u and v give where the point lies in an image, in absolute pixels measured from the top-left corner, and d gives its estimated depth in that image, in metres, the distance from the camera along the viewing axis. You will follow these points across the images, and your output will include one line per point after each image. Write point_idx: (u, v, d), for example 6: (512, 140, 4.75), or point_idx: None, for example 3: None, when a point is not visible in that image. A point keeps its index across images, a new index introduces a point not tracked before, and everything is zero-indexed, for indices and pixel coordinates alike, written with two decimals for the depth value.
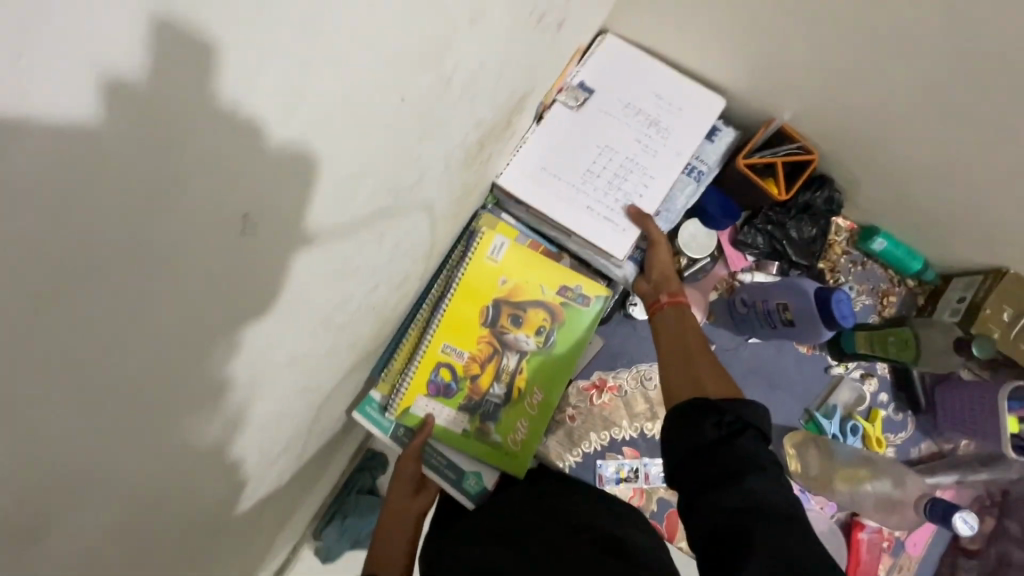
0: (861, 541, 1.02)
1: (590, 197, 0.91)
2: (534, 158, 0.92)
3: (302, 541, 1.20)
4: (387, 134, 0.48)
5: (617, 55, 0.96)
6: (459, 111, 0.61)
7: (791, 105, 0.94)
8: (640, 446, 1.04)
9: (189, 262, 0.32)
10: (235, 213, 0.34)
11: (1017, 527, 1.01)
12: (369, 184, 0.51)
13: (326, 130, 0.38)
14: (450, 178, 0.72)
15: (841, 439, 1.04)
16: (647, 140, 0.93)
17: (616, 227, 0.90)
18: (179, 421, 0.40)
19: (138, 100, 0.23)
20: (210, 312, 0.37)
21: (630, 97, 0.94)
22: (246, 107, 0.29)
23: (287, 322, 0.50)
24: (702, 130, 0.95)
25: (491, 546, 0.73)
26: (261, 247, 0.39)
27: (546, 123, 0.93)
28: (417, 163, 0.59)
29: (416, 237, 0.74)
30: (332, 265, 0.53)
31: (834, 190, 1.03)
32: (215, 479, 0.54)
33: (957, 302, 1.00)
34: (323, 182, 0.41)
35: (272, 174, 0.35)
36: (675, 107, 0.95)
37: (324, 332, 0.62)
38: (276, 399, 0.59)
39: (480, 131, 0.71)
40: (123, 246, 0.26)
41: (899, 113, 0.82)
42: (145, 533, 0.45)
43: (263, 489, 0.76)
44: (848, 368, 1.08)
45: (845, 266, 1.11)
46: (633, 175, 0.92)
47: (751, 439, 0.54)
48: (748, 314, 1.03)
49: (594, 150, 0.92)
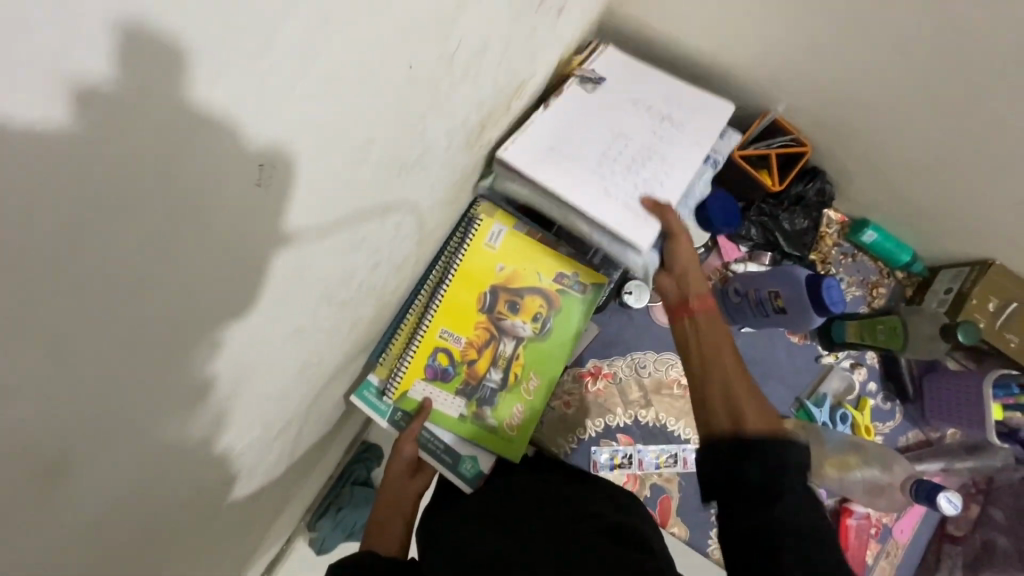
0: (849, 526, 1.04)
1: (611, 179, 0.87)
2: (546, 140, 0.88)
3: (296, 533, 1.21)
4: (390, 112, 0.49)
5: (620, 63, 0.96)
6: (459, 94, 0.62)
7: (783, 98, 0.96)
8: (634, 433, 1.05)
9: (202, 224, 0.33)
10: (249, 176, 0.35)
11: (1000, 514, 1.03)
12: (372, 161, 0.52)
13: (332, 104, 0.39)
14: (450, 162, 0.74)
15: (831, 427, 1.06)
16: (661, 134, 0.92)
17: (641, 213, 0.85)
18: (190, 388, 0.42)
19: (111, 104, 0.23)
20: (219, 280, 0.38)
21: (639, 97, 0.94)
22: (222, 105, 0.29)
23: (288, 296, 0.50)
24: (715, 129, 0.94)
25: (495, 537, 0.72)
26: (269, 215, 0.40)
27: (555, 110, 0.90)
28: (418, 144, 0.60)
29: (417, 219, 0.75)
30: (334, 242, 0.54)
31: (826, 182, 1.05)
32: (219, 453, 0.55)
33: (944, 292, 1.02)
34: (327, 155, 0.43)
35: (282, 144, 0.36)
36: (684, 107, 0.95)
37: (324, 313, 0.63)
38: (278, 378, 0.60)
39: (480, 115, 0.72)
40: (114, 240, 0.27)
41: (885, 108, 0.85)
42: (153, 502, 0.46)
43: (262, 470, 0.77)
44: (838, 357, 1.10)
45: (836, 258, 1.13)
46: (651, 163, 0.89)
47: (796, 473, 0.51)
48: (741, 303, 1.04)
49: (607, 137, 0.90)
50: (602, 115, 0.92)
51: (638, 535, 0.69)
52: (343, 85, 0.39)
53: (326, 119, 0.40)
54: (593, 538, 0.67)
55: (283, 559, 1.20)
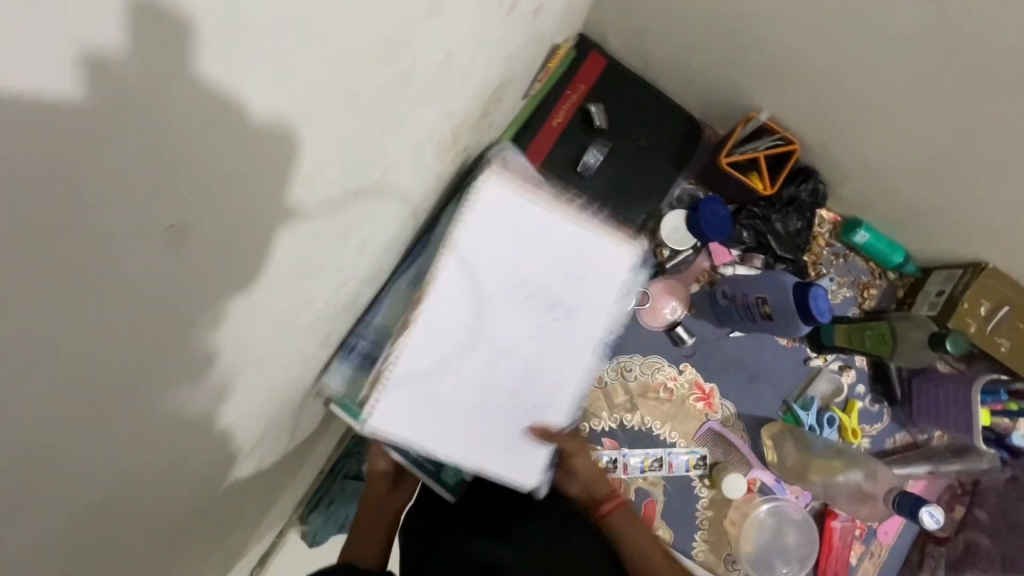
0: (833, 529, 1.04)
1: (498, 425, 0.69)
2: (408, 390, 0.65)
3: (289, 525, 1.21)
4: (366, 135, 0.46)
5: (506, 203, 0.66)
6: (439, 107, 0.58)
7: (779, 94, 0.92)
8: (618, 437, 1.04)
9: (125, 290, 0.28)
10: (163, 226, 0.28)
11: (984, 514, 1.02)
12: (345, 185, 0.49)
13: (276, 139, 0.34)
14: (432, 170, 0.71)
15: (817, 431, 1.05)
16: (553, 333, 0.69)
17: (525, 454, 0.70)
18: (148, 436, 0.39)
19: (120, 82, 0.22)
20: (177, 331, 0.35)
21: (527, 270, 0.67)
22: (229, 86, 0.27)
23: (263, 324, 0.48)
24: (620, 297, 0.70)
25: (494, 546, 0.74)
26: (224, 263, 0.36)
27: (417, 322, 0.65)
28: (395, 163, 0.57)
29: (400, 227, 0.73)
30: (306, 264, 0.51)
31: (819, 182, 1.02)
32: (189, 480, 0.54)
33: (935, 295, 0.99)
34: (281, 186, 0.38)
35: (197, 193, 0.30)
36: (584, 264, 0.68)
37: (303, 330, 0.61)
38: (251, 401, 0.58)
39: (464, 121, 0.69)
40: (90, 259, 0.25)
41: (885, 109, 0.82)
42: (117, 541, 0.45)
43: (244, 488, 0.75)
44: (826, 360, 1.08)
45: (827, 258, 1.11)
46: (543, 386, 0.70)
47: None
48: (728, 307, 1.02)
49: (486, 356, 0.67)
50: (478, 317, 0.66)
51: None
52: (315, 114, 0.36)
53: (277, 154, 0.35)
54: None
55: (274, 553, 1.19)
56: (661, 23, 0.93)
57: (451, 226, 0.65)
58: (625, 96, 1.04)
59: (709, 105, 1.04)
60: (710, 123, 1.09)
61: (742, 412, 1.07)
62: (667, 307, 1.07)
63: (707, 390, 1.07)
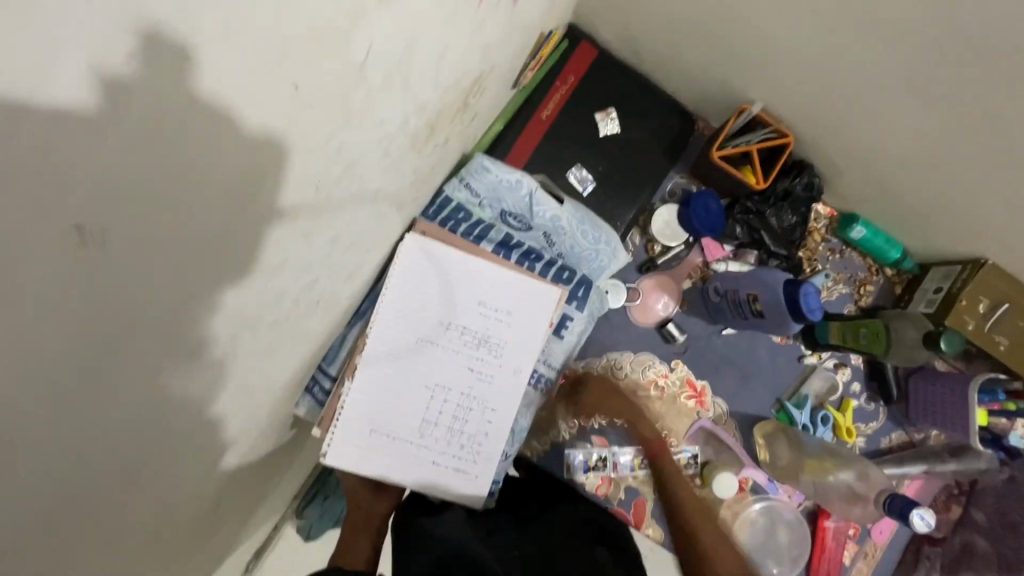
0: (826, 528, 1.03)
1: (434, 450, 0.81)
2: (358, 423, 0.79)
3: (283, 521, 1.15)
4: (329, 129, 0.46)
5: (422, 258, 0.82)
6: (409, 95, 0.56)
7: (771, 87, 0.90)
8: (609, 435, 1.03)
9: (31, 302, 0.26)
10: (60, 228, 0.25)
11: (983, 517, 1.00)
12: (309, 179, 0.47)
13: (199, 134, 0.31)
14: (411, 164, 0.69)
15: (811, 430, 1.03)
16: (481, 366, 0.83)
17: (470, 473, 0.82)
18: (109, 455, 0.38)
19: (118, 91, 0.25)
20: (112, 341, 0.33)
21: (452, 316, 0.83)
22: (215, 92, 0.31)
23: (235, 322, 0.47)
24: (540, 332, 0.85)
25: (473, 534, 0.69)
26: (162, 267, 0.34)
27: (365, 368, 0.80)
28: (364, 155, 0.55)
29: (381, 224, 0.72)
30: (280, 262, 0.50)
31: (814, 174, 0.99)
32: (172, 490, 0.53)
33: (934, 292, 0.97)
34: (217, 183, 0.36)
35: (105, 189, 0.27)
36: (505, 302, 0.85)
37: (281, 329, 0.60)
38: (231, 406, 0.57)
39: (442, 114, 0.67)
40: (78, 251, 0.27)
41: (878, 103, 0.80)
42: (106, 553, 0.45)
43: (232, 493, 0.75)
44: (821, 357, 1.07)
45: (823, 254, 1.08)
46: (473, 414, 0.83)
47: None
48: (720, 304, 1.01)
49: (422, 390, 0.81)
50: (417, 356, 0.82)
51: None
52: (291, 113, 0.39)
53: (207, 150, 0.33)
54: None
55: (271, 547, 1.14)
56: (651, 13, 0.91)
57: (382, 287, 0.81)
58: (615, 88, 1.02)
59: (702, 97, 1.02)
60: (702, 115, 1.07)
61: (735, 410, 1.06)
62: (659, 303, 1.05)
63: (699, 387, 1.06)
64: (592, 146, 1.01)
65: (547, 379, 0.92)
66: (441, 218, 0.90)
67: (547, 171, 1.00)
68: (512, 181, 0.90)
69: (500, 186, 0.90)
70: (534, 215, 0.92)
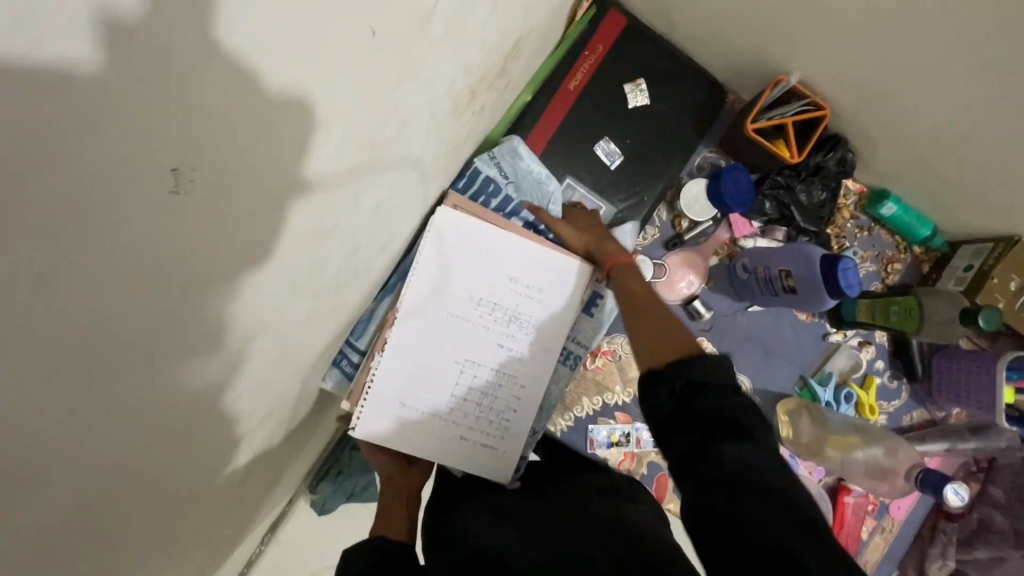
0: (847, 504, 1.04)
1: (462, 425, 0.80)
2: (388, 395, 0.78)
3: (299, 493, 1.16)
4: (375, 88, 0.44)
5: (453, 229, 0.81)
6: (458, 53, 0.54)
7: (806, 57, 0.88)
8: (632, 411, 1.03)
9: (131, 235, 0.28)
10: (159, 167, 0.28)
11: (1000, 493, 1.01)
12: (351, 140, 0.45)
13: (273, 88, 0.33)
14: (447, 134, 0.67)
15: (834, 407, 1.03)
16: (510, 342, 0.83)
17: (499, 449, 0.81)
18: (167, 400, 0.40)
19: (132, 32, 0.23)
20: (179, 286, 0.35)
21: (482, 291, 0.82)
22: (240, 45, 0.29)
23: (271, 283, 0.46)
24: (570, 312, 0.84)
25: (475, 507, 0.69)
26: (200, 217, 0.33)
27: (394, 341, 0.79)
28: (413, 115, 0.53)
29: (410, 196, 0.69)
30: (323, 223, 0.50)
31: (848, 150, 0.97)
32: (209, 453, 0.53)
33: (963, 270, 0.96)
34: (283, 135, 0.37)
35: (195, 129, 0.29)
36: (536, 280, 0.84)
37: (318, 297, 0.59)
38: (266, 373, 0.56)
39: (480, 77, 0.65)
40: (109, 203, 0.26)
41: (915, 71, 0.78)
42: (141, 516, 0.44)
43: (261, 460, 0.75)
44: (846, 335, 1.06)
45: (851, 231, 1.07)
46: (502, 391, 0.82)
47: (707, 393, 0.51)
48: (748, 280, 1.01)
49: (453, 366, 0.81)
50: (446, 330, 0.81)
51: (657, 534, 0.58)
52: (328, 68, 0.36)
53: (264, 103, 0.33)
54: (639, 540, 0.56)
55: (284, 522, 1.14)
56: None
57: (414, 259, 0.80)
58: (646, 58, 1.00)
59: (735, 68, 0.99)
60: (733, 87, 1.04)
61: (758, 387, 1.06)
62: (684, 281, 1.04)
63: None
64: (620, 117, 0.98)
65: (575, 357, 0.91)
66: (472, 191, 0.89)
67: (575, 143, 0.97)
68: (541, 172, 0.93)
69: (526, 174, 0.93)
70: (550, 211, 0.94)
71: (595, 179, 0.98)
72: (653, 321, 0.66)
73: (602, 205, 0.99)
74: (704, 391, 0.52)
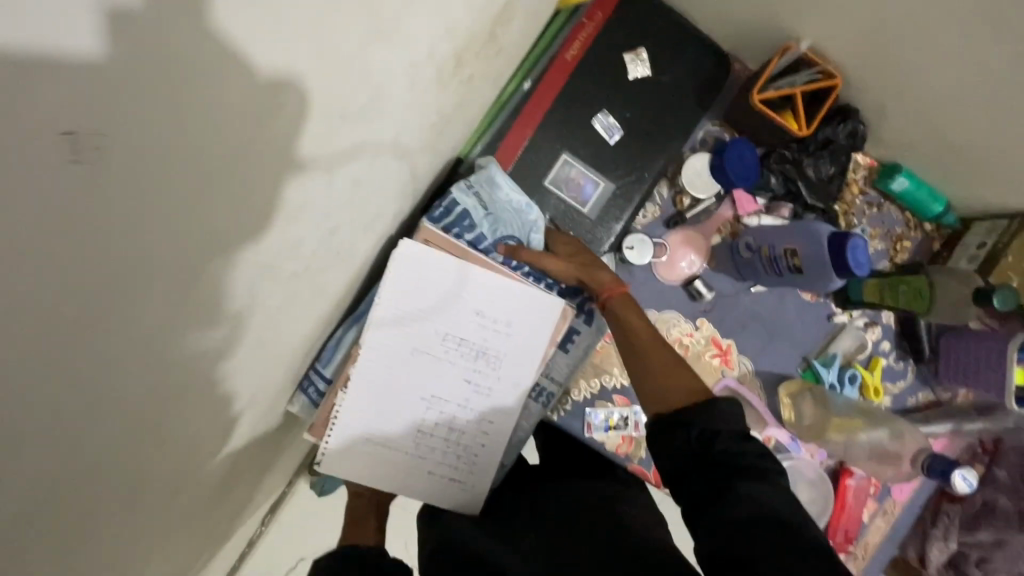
0: (848, 487, 1.02)
1: (430, 460, 0.78)
2: (354, 428, 0.76)
3: (298, 474, 1.15)
4: (354, 63, 0.40)
5: (416, 262, 0.77)
6: (442, 13, 0.50)
7: (817, 23, 0.84)
8: (631, 394, 1.01)
9: (32, 227, 0.22)
10: (46, 133, 0.21)
11: (1004, 473, 0.99)
12: (326, 128, 0.42)
13: (230, 54, 0.28)
14: (430, 106, 0.62)
15: (838, 389, 1.01)
16: (478, 378, 0.79)
17: (466, 481, 0.80)
18: (159, 392, 0.38)
19: (130, 19, 0.22)
20: (173, 277, 0.33)
21: (447, 326, 0.78)
22: (238, 31, 0.27)
23: (254, 269, 0.43)
24: (541, 347, 0.81)
25: (472, 530, 0.69)
26: (191, 207, 0.32)
27: (359, 375, 0.76)
28: (395, 82, 0.50)
29: (391, 175, 0.64)
30: (302, 204, 0.46)
31: (859, 122, 0.92)
32: (196, 442, 0.51)
33: (976, 248, 0.93)
34: (258, 117, 0.34)
35: (107, 94, 0.22)
36: (507, 316, 0.80)
37: (303, 278, 0.56)
38: (251, 357, 0.54)
39: (468, 40, 0.60)
40: (96, 196, 0.24)
41: (937, 37, 0.73)
42: (132, 507, 0.43)
43: (251, 447, 0.73)
44: (852, 316, 1.04)
45: (860, 208, 1.02)
46: (469, 427, 0.79)
47: (726, 443, 0.53)
48: (751, 260, 0.97)
49: (419, 402, 0.78)
50: (412, 367, 0.78)
51: (649, 531, 0.59)
52: (324, 51, 0.35)
53: (255, 89, 0.31)
54: (638, 546, 0.55)
55: (283, 502, 1.14)
56: None
57: (378, 290, 0.77)
58: (648, 24, 0.94)
59: (743, 36, 0.94)
60: (738, 55, 0.99)
61: (761, 368, 1.03)
62: (684, 260, 1.01)
63: (724, 346, 1.02)
64: (620, 89, 0.94)
65: (548, 394, 0.90)
66: (447, 223, 0.84)
67: (572, 116, 0.93)
68: (522, 203, 0.88)
69: (504, 206, 0.87)
70: (530, 244, 0.89)
71: (593, 153, 0.94)
72: (665, 371, 0.65)
73: (600, 181, 0.94)
74: (718, 438, 0.54)
